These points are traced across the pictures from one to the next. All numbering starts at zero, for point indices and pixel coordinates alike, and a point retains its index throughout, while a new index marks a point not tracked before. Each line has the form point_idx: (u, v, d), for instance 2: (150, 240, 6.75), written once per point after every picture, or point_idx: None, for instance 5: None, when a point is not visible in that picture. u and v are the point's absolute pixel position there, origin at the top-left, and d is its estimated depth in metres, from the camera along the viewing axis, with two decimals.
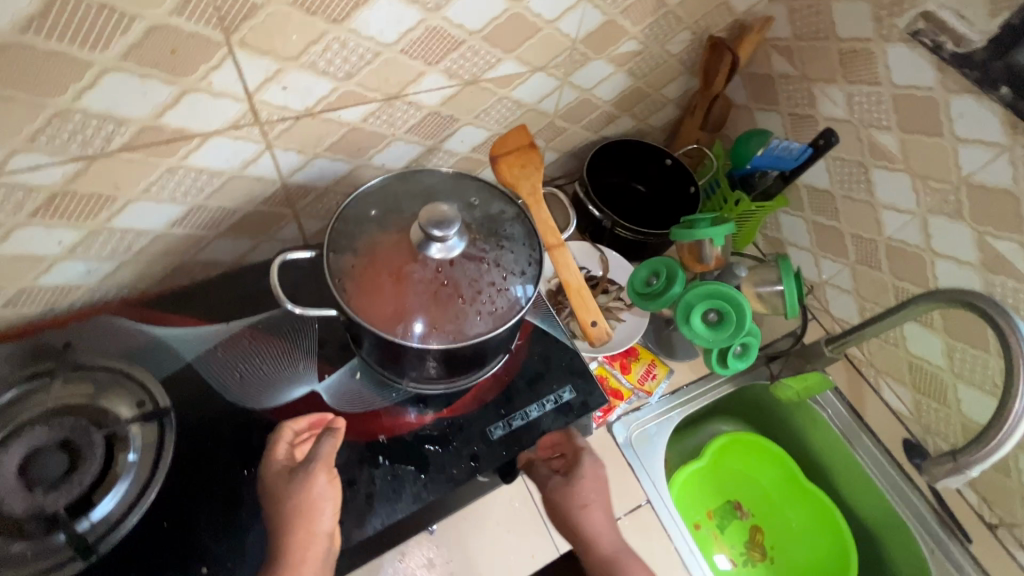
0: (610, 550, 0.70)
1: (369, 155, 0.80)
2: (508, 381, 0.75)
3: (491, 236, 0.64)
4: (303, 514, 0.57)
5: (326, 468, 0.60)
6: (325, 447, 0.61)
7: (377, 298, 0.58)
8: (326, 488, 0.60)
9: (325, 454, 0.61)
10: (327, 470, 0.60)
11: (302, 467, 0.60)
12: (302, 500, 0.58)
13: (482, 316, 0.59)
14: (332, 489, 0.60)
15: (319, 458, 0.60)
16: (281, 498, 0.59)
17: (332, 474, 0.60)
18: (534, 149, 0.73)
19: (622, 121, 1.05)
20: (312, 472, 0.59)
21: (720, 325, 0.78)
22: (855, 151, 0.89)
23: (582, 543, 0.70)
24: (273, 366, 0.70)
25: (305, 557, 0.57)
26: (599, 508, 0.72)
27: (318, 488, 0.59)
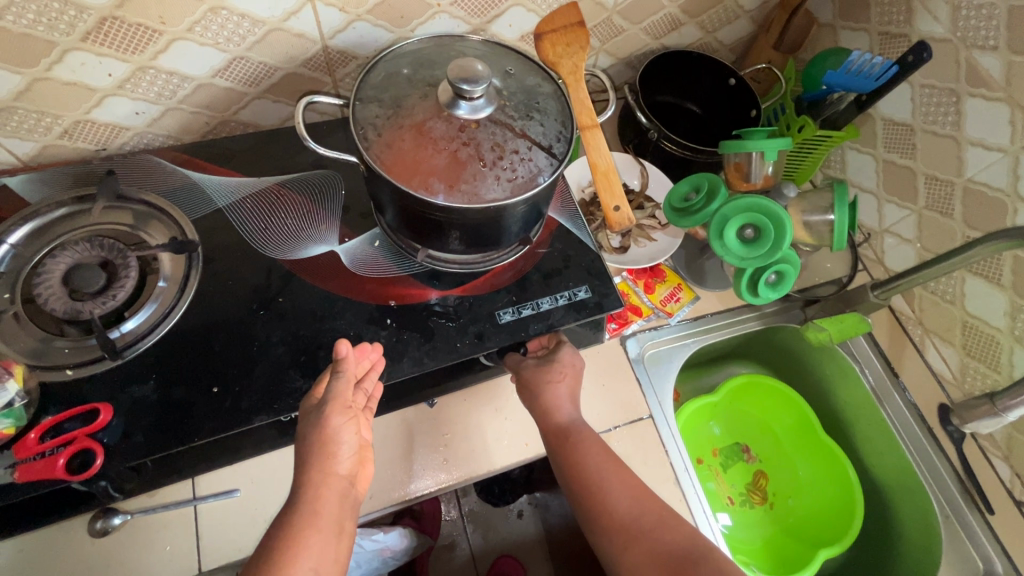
0: (580, 432, 0.69)
1: (412, 27, 0.78)
2: (524, 272, 0.74)
3: (522, 106, 0.61)
4: (319, 452, 0.54)
5: (342, 408, 0.56)
6: (337, 384, 0.57)
7: (397, 150, 0.57)
8: (344, 428, 0.56)
9: (339, 391, 0.57)
10: (344, 409, 0.56)
11: (317, 407, 0.56)
12: (317, 438, 0.54)
13: (500, 182, 0.57)
14: (349, 429, 0.56)
15: (333, 397, 0.56)
16: (301, 435, 0.56)
17: (349, 412, 0.57)
18: (582, 28, 0.69)
19: (688, 29, 0.97)
20: (326, 412, 0.56)
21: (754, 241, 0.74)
22: (949, 76, 0.78)
23: (546, 418, 0.70)
24: (296, 223, 0.72)
25: (321, 497, 0.52)
26: (566, 384, 0.72)
27: (335, 426, 0.55)
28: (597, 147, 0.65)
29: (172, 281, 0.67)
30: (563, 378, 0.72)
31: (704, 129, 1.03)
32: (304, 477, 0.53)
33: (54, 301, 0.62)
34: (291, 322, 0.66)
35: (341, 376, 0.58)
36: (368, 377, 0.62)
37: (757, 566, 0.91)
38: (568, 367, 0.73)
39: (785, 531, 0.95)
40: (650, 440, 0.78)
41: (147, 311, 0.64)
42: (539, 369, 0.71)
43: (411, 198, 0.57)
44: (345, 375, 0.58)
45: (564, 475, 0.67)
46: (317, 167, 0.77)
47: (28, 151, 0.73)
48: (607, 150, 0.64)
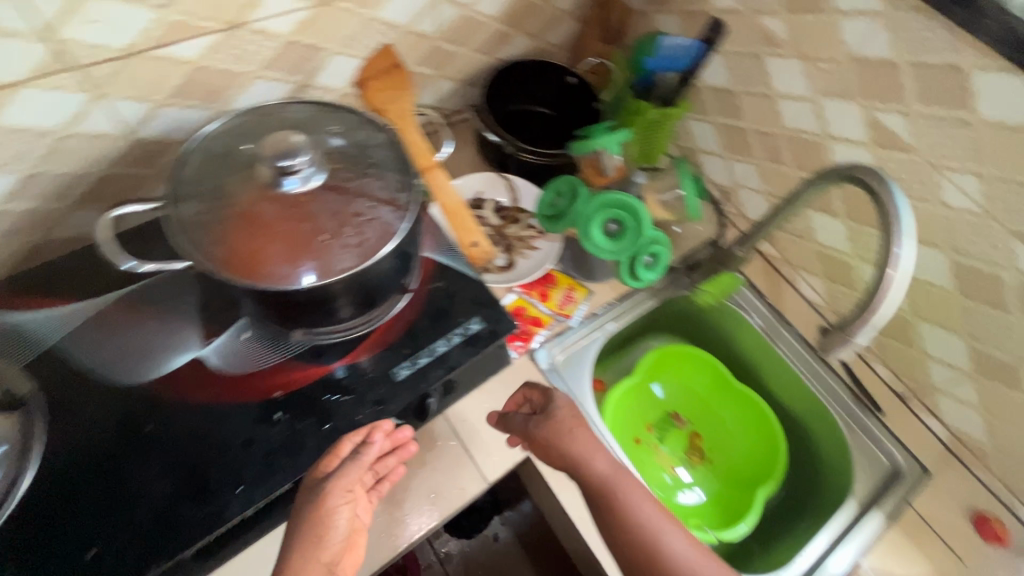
0: (603, 471, 0.66)
1: (228, 98, 0.73)
2: (412, 321, 0.72)
3: (355, 165, 0.59)
4: (312, 529, 0.55)
5: (342, 491, 0.57)
6: (347, 466, 0.58)
7: (228, 242, 0.53)
8: (340, 509, 0.57)
9: (348, 473, 0.58)
10: (344, 493, 0.57)
11: (319, 482, 0.58)
12: (310, 513, 0.56)
13: (347, 250, 0.55)
14: (345, 512, 0.58)
15: (334, 478, 0.57)
16: (295, 510, 0.57)
17: (348, 496, 0.58)
18: (400, 69, 0.68)
19: (518, 39, 0.99)
20: (326, 489, 0.57)
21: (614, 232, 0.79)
22: (748, 42, 0.86)
23: (573, 463, 0.67)
24: (148, 336, 0.65)
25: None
26: (586, 429, 0.69)
27: (331, 509, 0.56)
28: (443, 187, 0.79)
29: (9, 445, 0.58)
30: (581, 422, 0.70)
31: (557, 125, 1.04)
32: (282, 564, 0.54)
33: None
34: (171, 448, 0.60)
35: (355, 459, 0.58)
36: (396, 462, 0.66)
37: (708, 525, 0.95)
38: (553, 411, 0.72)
39: (728, 481, 1.00)
40: None
41: None
42: (552, 422, 0.69)
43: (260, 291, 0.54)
44: (359, 460, 0.58)
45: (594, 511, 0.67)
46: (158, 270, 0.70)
47: None
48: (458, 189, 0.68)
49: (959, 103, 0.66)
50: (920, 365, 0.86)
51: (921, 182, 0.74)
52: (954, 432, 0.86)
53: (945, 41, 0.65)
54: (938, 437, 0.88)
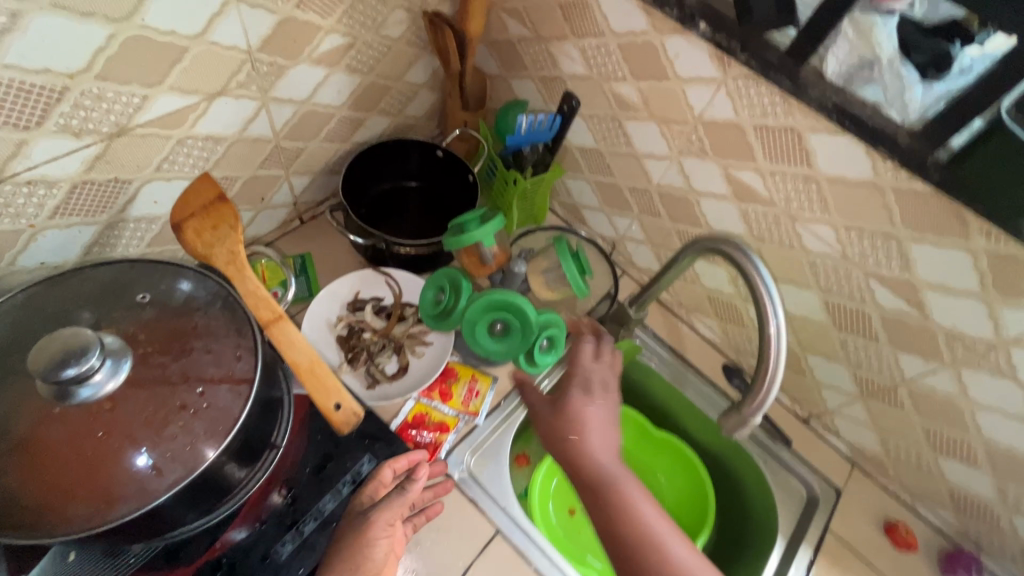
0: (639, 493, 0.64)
1: (9, 258, 0.60)
2: (291, 479, 0.63)
3: (172, 342, 0.50)
4: (353, 550, 0.56)
5: (386, 522, 0.58)
6: (398, 495, 0.60)
7: (10, 487, 0.43)
8: (380, 541, 0.57)
9: (394, 503, 0.60)
10: (388, 523, 0.58)
11: (362, 513, 0.59)
12: (354, 536, 0.57)
13: (173, 457, 0.46)
14: (384, 545, 0.58)
15: (388, 504, 0.59)
16: (337, 538, 0.58)
17: (391, 528, 0.58)
18: (223, 203, 0.58)
19: (373, 120, 0.92)
20: (373, 515, 0.58)
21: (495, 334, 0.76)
22: (604, 106, 0.85)
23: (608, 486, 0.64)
24: None
25: None
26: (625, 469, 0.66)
27: (374, 534, 0.57)
28: (296, 340, 0.59)
29: None
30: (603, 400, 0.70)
31: (432, 199, 0.99)
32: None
33: None
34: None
35: (402, 494, 0.60)
36: (434, 498, 0.74)
37: None
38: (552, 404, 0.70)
39: None
40: (507, 560, 0.74)
41: None
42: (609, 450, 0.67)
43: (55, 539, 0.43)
44: (406, 494, 0.60)
45: (601, 521, 0.61)
46: None
47: None
48: (307, 346, 0.60)
49: (801, 161, 0.69)
50: (815, 392, 0.89)
51: (783, 232, 0.77)
52: (855, 447, 0.91)
53: (778, 105, 0.67)
54: (842, 453, 0.93)
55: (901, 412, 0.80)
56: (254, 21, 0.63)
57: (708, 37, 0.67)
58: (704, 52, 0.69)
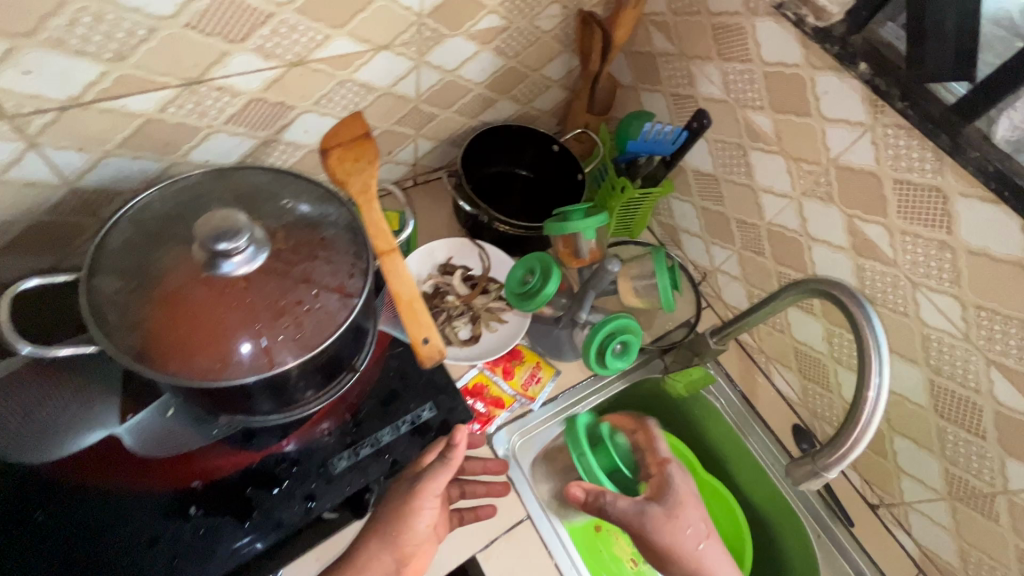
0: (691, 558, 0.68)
1: (186, 151, 0.69)
2: (359, 404, 0.67)
3: (302, 247, 0.55)
4: (403, 515, 0.59)
5: (430, 492, 0.59)
6: (439, 468, 0.60)
7: (149, 328, 0.50)
8: (425, 512, 0.59)
9: (437, 473, 0.60)
10: (432, 495, 0.59)
11: (412, 478, 0.61)
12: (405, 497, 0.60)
13: (282, 342, 0.52)
14: (429, 516, 0.60)
15: (429, 475, 0.60)
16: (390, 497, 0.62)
17: (435, 500, 0.60)
18: (369, 139, 0.62)
19: (503, 104, 0.97)
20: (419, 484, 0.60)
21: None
22: (733, 132, 0.85)
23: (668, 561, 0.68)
24: (55, 408, 0.59)
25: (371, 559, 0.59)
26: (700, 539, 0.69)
27: (419, 503, 0.59)
28: (403, 276, 0.63)
29: None
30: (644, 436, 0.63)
31: (539, 190, 1.02)
32: (370, 547, 0.59)
33: None
34: (70, 547, 0.55)
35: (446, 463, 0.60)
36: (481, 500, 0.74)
37: None
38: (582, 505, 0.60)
39: None
40: (530, 547, 0.74)
41: None
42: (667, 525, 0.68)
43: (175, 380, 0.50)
44: (448, 466, 0.60)
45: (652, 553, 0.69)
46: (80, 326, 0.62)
47: None
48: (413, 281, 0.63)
49: (940, 225, 0.64)
50: (894, 478, 0.82)
51: (899, 297, 0.72)
52: (926, 551, 0.82)
53: (928, 162, 0.63)
54: (908, 555, 0.84)
55: (992, 525, 0.72)
56: None
57: (866, 79, 0.65)
58: (857, 94, 0.67)
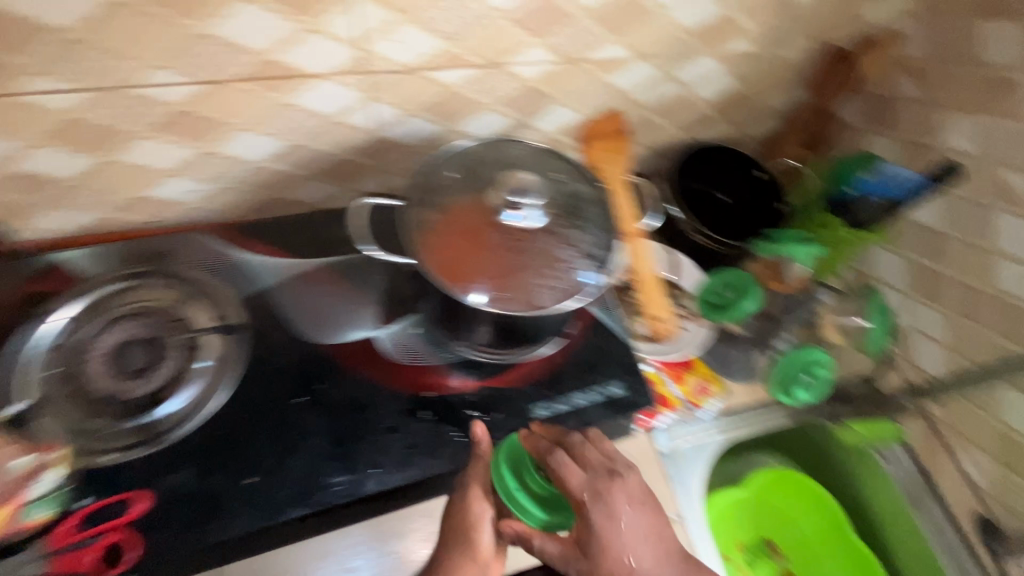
0: None
1: (462, 121, 0.82)
2: (560, 366, 0.75)
3: (571, 214, 0.64)
4: (467, 522, 0.60)
5: (483, 491, 0.62)
6: (476, 466, 0.63)
7: (450, 254, 0.59)
8: (483, 516, 0.61)
9: (477, 472, 0.62)
10: (485, 494, 0.62)
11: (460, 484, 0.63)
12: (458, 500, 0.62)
13: (550, 289, 0.59)
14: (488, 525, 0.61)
15: (474, 480, 0.62)
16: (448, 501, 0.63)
17: (490, 501, 0.62)
18: (623, 137, 0.74)
19: (719, 126, 1.00)
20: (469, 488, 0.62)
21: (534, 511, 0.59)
22: (976, 189, 0.81)
23: None
24: (340, 305, 0.74)
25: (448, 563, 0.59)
26: None
27: (474, 505, 0.61)
28: (638, 259, 0.82)
29: (214, 361, 0.68)
30: (604, 453, 0.61)
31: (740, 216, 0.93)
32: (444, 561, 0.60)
33: (100, 381, 0.64)
34: (335, 419, 0.66)
35: (478, 458, 0.63)
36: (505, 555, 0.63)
37: None
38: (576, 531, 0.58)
39: None
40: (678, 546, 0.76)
41: (189, 392, 0.65)
42: None
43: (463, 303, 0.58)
44: (479, 459, 0.63)
45: None
46: (356, 248, 0.80)
47: (85, 222, 0.79)
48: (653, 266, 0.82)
49: None
50: None
51: None
52: None
53: None
54: None
55: None
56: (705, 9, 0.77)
57: None
58: None
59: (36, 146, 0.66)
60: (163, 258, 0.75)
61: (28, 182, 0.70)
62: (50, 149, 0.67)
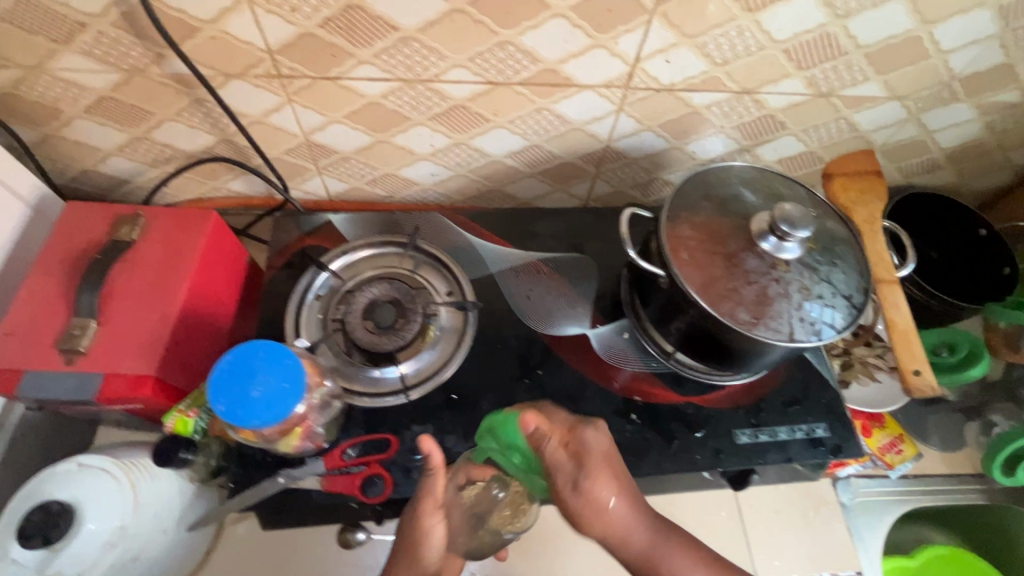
0: None
1: (688, 140, 0.84)
2: (763, 396, 0.76)
3: (827, 250, 0.63)
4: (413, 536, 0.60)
5: (430, 507, 0.60)
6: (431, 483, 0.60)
7: (705, 274, 0.61)
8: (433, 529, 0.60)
9: (431, 490, 0.60)
10: (432, 509, 0.60)
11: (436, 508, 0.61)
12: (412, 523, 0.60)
13: (803, 324, 0.59)
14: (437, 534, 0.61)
15: (426, 496, 0.60)
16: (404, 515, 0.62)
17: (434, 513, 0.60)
18: (881, 179, 0.74)
19: (945, 174, 0.94)
20: (421, 511, 0.60)
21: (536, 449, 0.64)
22: None
23: None
24: (556, 300, 0.80)
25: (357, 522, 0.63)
26: None
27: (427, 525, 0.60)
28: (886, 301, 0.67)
29: (449, 333, 0.76)
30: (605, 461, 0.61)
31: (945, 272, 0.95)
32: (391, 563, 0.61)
33: (360, 332, 0.72)
34: (553, 406, 0.71)
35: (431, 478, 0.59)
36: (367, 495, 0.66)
37: None
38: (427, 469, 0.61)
39: None
40: None
41: (428, 355, 0.74)
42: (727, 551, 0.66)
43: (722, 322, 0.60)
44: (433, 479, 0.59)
45: None
46: (573, 251, 0.85)
47: (339, 189, 0.90)
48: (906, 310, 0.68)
49: None
50: None
51: None
52: None
53: None
54: None
55: None
56: (984, 57, 0.73)
57: None
58: None
59: (335, 122, 0.76)
60: (410, 231, 0.82)
61: (315, 150, 0.81)
62: (345, 125, 0.77)
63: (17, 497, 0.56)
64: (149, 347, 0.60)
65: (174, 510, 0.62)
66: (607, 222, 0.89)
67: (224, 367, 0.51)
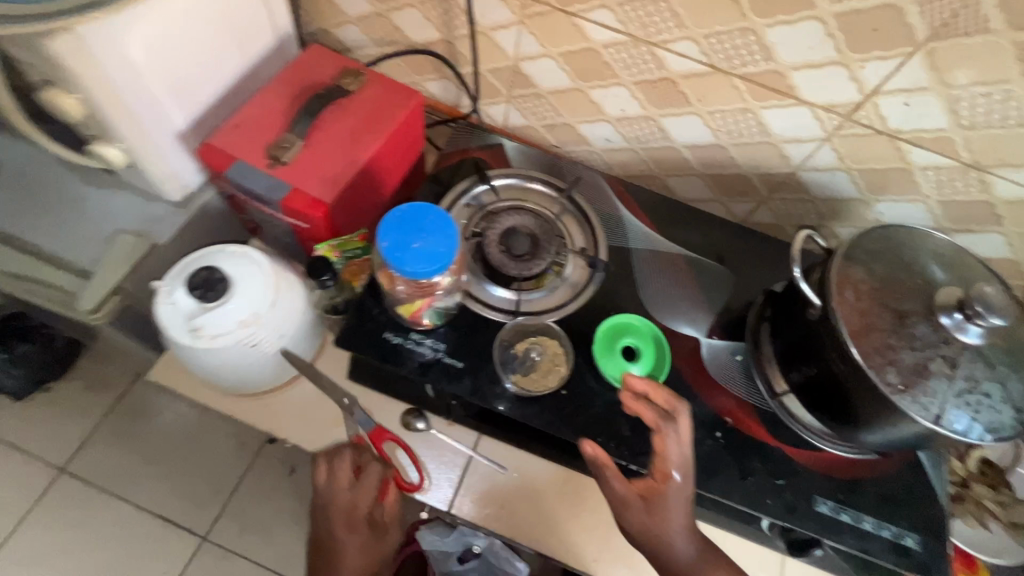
0: None
1: (880, 199, 0.79)
2: (860, 478, 0.70)
3: (1010, 354, 0.58)
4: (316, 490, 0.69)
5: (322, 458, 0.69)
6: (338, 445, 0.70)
7: (865, 322, 0.59)
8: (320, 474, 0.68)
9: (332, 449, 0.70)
10: (324, 457, 0.69)
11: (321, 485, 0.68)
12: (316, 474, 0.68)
13: (954, 413, 0.55)
14: (321, 478, 0.67)
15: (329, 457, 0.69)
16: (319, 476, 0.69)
17: (321, 462, 0.69)
18: None
19: None
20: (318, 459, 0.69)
21: (636, 361, 0.73)
22: None
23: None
24: (680, 297, 0.79)
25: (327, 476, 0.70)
26: None
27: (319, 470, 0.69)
28: None
29: (570, 282, 0.78)
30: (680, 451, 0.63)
31: None
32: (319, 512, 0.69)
33: (492, 248, 0.77)
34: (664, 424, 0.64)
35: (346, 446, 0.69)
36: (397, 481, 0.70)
37: None
38: (326, 465, 0.68)
39: None
40: None
41: (544, 294, 0.76)
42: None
43: (865, 377, 0.57)
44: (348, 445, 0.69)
45: None
46: (715, 260, 0.84)
47: (516, 123, 0.94)
48: None
49: None
50: None
51: None
52: None
53: None
54: None
55: None
56: None
57: None
58: None
59: (548, 56, 0.79)
60: (571, 180, 0.85)
61: (516, 78, 0.85)
62: (555, 63, 0.80)
63: (189, 258, 0.65)
64: (333, 180, 0.66)
65: (293, 325, 0.67)
66: (756, 247, 0.86)
67: (413, 213, 0.56)
